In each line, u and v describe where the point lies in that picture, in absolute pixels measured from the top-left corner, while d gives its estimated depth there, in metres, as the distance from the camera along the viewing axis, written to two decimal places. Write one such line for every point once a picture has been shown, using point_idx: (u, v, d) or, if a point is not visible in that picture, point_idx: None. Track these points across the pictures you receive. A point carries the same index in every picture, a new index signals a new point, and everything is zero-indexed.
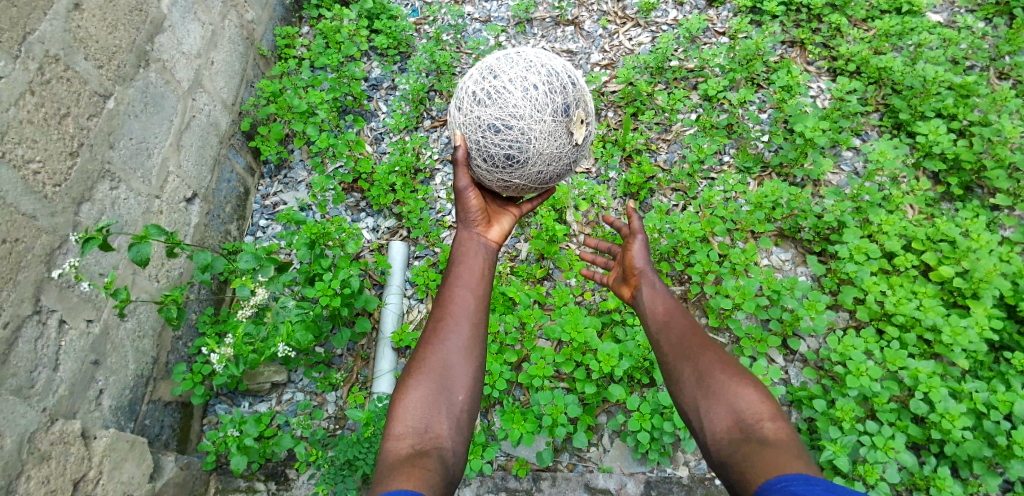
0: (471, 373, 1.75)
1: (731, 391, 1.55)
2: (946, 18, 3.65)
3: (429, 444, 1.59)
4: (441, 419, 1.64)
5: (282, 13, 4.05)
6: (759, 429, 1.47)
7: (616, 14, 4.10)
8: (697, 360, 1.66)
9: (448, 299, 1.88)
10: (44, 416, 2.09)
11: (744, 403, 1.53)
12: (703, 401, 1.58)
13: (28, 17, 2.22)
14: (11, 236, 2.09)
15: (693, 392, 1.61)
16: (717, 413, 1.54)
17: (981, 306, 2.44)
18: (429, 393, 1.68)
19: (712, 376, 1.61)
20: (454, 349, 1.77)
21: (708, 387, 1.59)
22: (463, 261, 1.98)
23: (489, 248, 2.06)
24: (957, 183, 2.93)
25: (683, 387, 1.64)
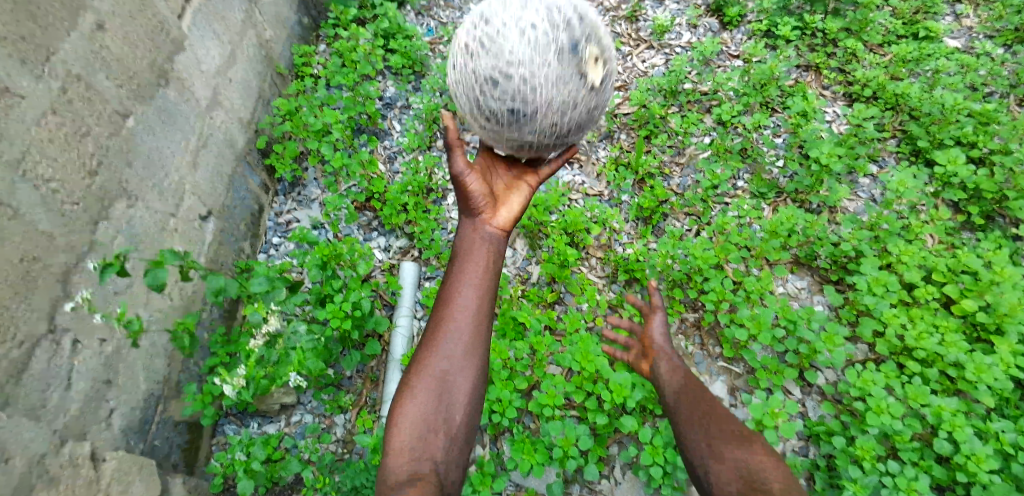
0: (473, 393, 1.84)
1: (735, 454, 1.61)
2: (963, 43, 3.63)
3: (427, 469, 1.68)
4: (440, 438, 1.74)
5: (300, 31, 4.10)
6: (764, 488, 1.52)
7: (630, 36, 4.11)
8: (707, 426, 1.72)
9: (450, 295, 1.94)
10: (54, 438, 2.08)
11: (750, 464, 1.58)
12: (711, 460, 1.64)
13: (52, 38, 2.26)
14: (28, 254, 2.10)
15: (700, 450, 1.68)
16: (724, 475, 1.59)
17: (1005, 342, 2.38)
18: (426, 406, 1.77)
19: (718, 438, 1.67)
20: (454, 368, 1.83)
21: (714, 451, 1.65)
22: (466, 258, 2.00)
23: (494, 236, 2.06)
24: (978, 213, 2.88)
25: (691, 446, 1.72)
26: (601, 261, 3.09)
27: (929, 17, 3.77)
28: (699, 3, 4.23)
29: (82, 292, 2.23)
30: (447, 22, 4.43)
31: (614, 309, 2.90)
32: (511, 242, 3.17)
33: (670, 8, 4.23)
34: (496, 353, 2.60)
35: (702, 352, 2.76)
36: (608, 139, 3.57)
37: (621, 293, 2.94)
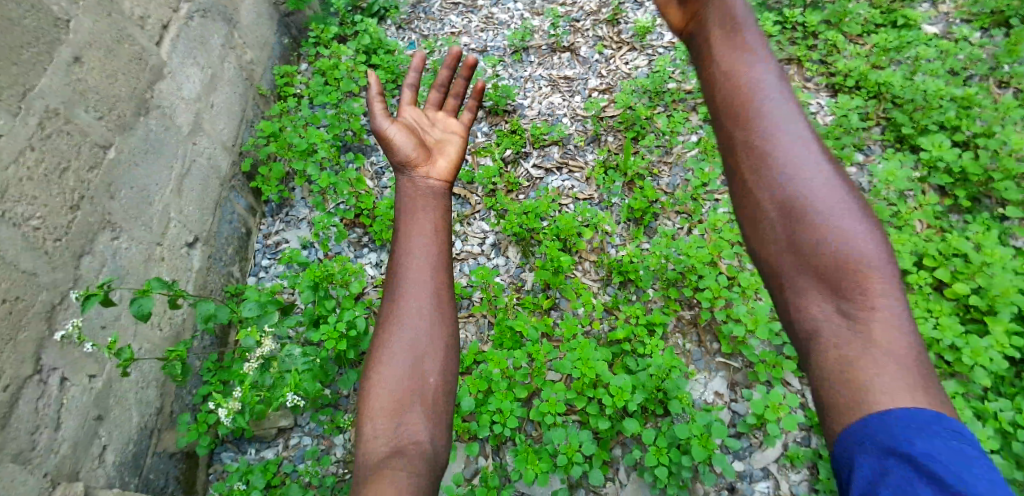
0: (450, 305, 1.46)
1: (837, 215, 1.09)
2: (941, 29, 3.64)
3: (405, 442, 1.30)
4: (418, 409, 1.34)
5: (281, 51, 4.10)
6: (868, 325, 1.04)
7: (612, 39, 4.13)
8: (742, 98, 1.21)
9: (396, 258, 1.49)
10: (46, 481, 2.06)
11: (860, 272, 1.06)
12: (783, 242, 1.11)
13: (29, 74, 2.24)
14: (12, 294, 2.06)
15: (773, 226, 1.13)
16: (796, 263, 1.10)
17: (1000, 323, 2.38)
18: (397, 374, 1.36)
19: (777, 129, 1.17)
20: (421, 312, 1.42)
21: (787, 192, 1.13)
22: (413, 208, 1.55)
23: (438, 190, 1.60)
24: (965, 196, 2.88)
25: (758, 217, 1.15)
26: (595, 264, 3.08)
27: (906, 5, 3.77)
28: None
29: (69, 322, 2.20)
30: (429, 34, 4.41)
31: (610, 312, 2.90)
32: (502, 252, 3.23)
33: (650, 9, 4.24)
34: (494, 364, 2.60)
35: (700, 350, 2.77)
36: (595, 141, 3.62)
37: (616, 295, 2.95)
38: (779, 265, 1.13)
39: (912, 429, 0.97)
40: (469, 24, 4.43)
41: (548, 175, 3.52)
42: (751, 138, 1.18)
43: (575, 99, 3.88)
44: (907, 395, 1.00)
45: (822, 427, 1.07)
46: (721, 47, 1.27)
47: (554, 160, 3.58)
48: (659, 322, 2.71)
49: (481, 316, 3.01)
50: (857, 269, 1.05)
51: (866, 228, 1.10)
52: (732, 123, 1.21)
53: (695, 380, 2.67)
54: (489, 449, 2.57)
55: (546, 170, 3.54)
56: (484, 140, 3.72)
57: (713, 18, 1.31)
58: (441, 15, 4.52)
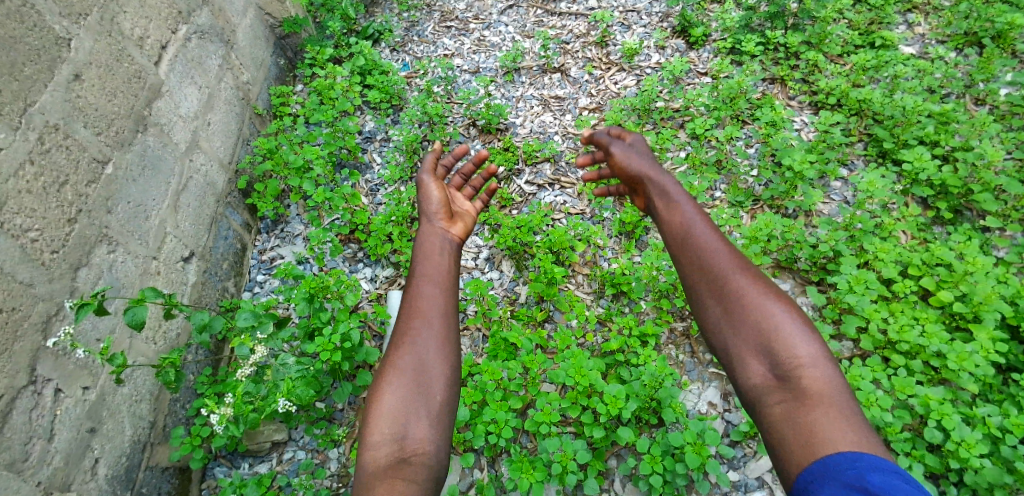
0: (452, 337, 1.74)
1: (766, 308, 1.61)
2: (917, 50, 3.77)
3: (409, 451, 1.55)
4: (420, 422, 1.59)
5: (277, 72, 4.18)
6: (798, 384, 1.49)
7: (601, 60, 4.25)
8: (688, 239, 1.81)
9: (411, 299, 1.80)
10: (38, 492, 2.05)
11: (788, 347, 1.55)
12: (729, 330, 1.63)
13: (30, 89, 2.27)
14: (8, 305, 2.08)
15: (722, 321, 1.66)
16: (742, 344, 1.60)
17: (984, 329, 2.43)
18: (405, 392, 1.63)
19: (715, 254, 1.74)
20: (430, 342, 1.71)
21: (728, 295, 1.66)
22: (426, 259, 1.88)
23: (453, 243, 1.97)
24: (946, 208, 2.96)
25: (710, 316, 1.69)
26: (587, 278, 3.13)
27: (883, 27, 3.92)
28: (666, 25, 4.35)
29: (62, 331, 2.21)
30: (422, 55, 4.51)
31: (603, 324, 2.93)
32: (496, 266, 3.27)
33: (637, 32, 4.36)
34: (489, 375, 2.61)
35: (693, 360, 2.80)
36: (586, 158, 3.69)
37: (609, 307, 2.98)
38: (729, 342, 1.63)
39: (856, 465, 1.32)
40: (462, 46, 4.53)
41: (541, 190, 3.59)
42: (701, 258, 1.75)
43: (566, 117, 3.96)
44: (842, 437, 1.39)
45: (781, 469, 1.44)
46: (668, 205, 1.92)
47: (546, 177, 3.65)
48: (652, 333, 2.74)
49: (476, 329, 3.04)
50: (782, 340, 1.56)
51: (791, 317, 1.60)
52: (682, 258, 1.80)
53: (689, 390, 2.70)
54: (483, 461, 2.58)
55: (539, 186, 3.61)
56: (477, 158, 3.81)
57: (660, 187, 1.96)
58: (435, 38, 4.63)
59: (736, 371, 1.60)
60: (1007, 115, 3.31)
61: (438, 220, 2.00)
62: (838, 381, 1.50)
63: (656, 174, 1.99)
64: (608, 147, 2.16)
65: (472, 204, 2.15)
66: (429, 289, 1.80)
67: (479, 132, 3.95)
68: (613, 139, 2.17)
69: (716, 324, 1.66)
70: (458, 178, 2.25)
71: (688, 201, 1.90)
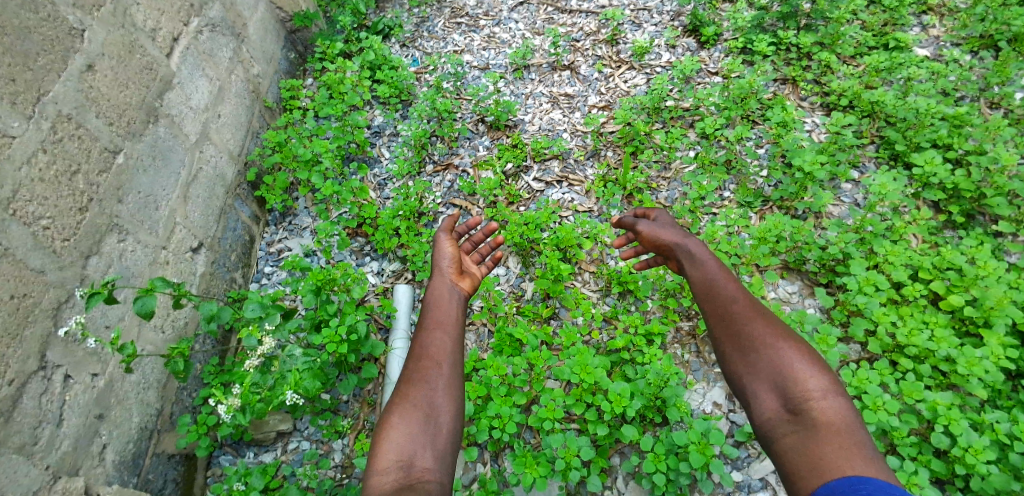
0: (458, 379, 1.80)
1: (778, 349, 1.68)
2: (932, 52, 3.74)
3: (414, 479, 1.58)
4: (425, 453, 1.62)
5: (288, 66, 4.19)
6: (810, 415, 1.55)
7: (611, 58, 4.24)
8: (709, 293, 1.90)
9: (418, 344, 1.86)
10: (47, 475, 2.08)
11: (800, 382, 1.61)
12: (745, 372, 1.70)
13: (43, 79, 2.29)
14: (19, 292, 2.10)
15: (739, 365, 1.72)
16: (758, 384, 1.66)
17: (994, 334, 2.41)
18: (411, 425, 1.66)
19: (735, 303, 1.82)
20: (438, 382, 1.76)
21: (744, 340, 1.74)
22: (435, 309, 1.96)
23: (460, 296, 2.02)
24: (958, 212, 2.94)
25: (729, 361, 1.76)
26: (594, 275, 3.13)
27: (898, 29, 3.88)
28: (677, 24, 4.32)
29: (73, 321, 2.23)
30: (432, 51, 4.50)
31: (609, 322, 2.93)
32: (503, 262, 3.26)
33: (649, 30, 4.34)
34: (494, 371, 2.61)
35: (698, 360, 2.79)
36: (594, 156, 3.69)
37: (615, 305, 2.98)
38: (744, 382, 1.70)
39: (865, 488, 1.35)
40: (472, 43, 4.53)
41: (549, 187, 3.59)
42: (719, 306, 1.84)
43: (575, 115, 3.95)
44: (852, 463, 1.43)
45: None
46: (694, 263, 2.02)
47: (554, 174, 3.64)
48: (658, 331, 2.73)
49: (481, 324, 3.04)
50: (796, 377, 1.62)
51: (804, 356, 1.66)
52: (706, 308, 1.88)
53: (693, 390, 2.69)
54: (487, 456, 2.58)
55: (547, 183, 3.60)
56: (485, 154, 3.81)
57: (687, 249, 2.07)
58: (445, 34, 4.63)
59: (752, 410, 1.66)
60: (1022, 119, 3.27)
61: (448, 275, 2.06)
62: (850, 413, 1.55)
63: (683, 239, 2.10)
64: (636, 226, 2.32)
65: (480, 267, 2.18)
66: (442, 334, 1.87)
67: (488, 128, 3.95)
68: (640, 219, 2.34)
69: (733, 366, 1.73)
70: (467, 244, 2.30)
71: (712, 259, 2.00)
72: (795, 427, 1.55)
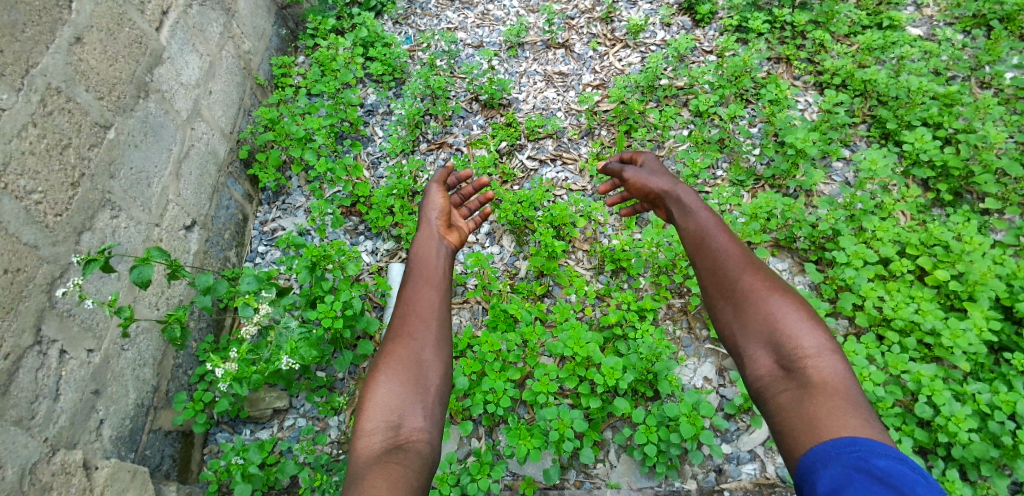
0: (447, 337, 1.82)
1: (771, 304, 1.71)
2: (925, 32, 3.74)
3: (403, 439, 1.60)
4: (416, 413, 1.65)
5: (279, 43, 4.15)
6: (804, 375, 1.57)
7: (606, 36, 4.21)
8: (701, 245, 1.93)
9: (408, 299, 1.88)
10: (46, 446, 2.09)
11: (794, 340, 1.63)
12: (738, 327, 1.73)
13: (31, 51, 2.26)
14: (13, 266, 2.09)
15: (732, 320, 1.76)
16: (752, 340, 1.69)
17: (978, 308, 2.46)
18: (401, 385, 1.68)
19: (728, 257, 1.85)
20: (428, 340, 1.78)
21: (737, 295, 1.77)
22: (424, 264, 1.97)
23: (449, 250, 2.06)
24: (947, 190, 2.97)
25: (722, 315, 1.79)
26: (587, 253, 3.15)
27: (892, 7, 3.88)
28: (671, 2, 4.30)
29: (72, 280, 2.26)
30: (425, 28, 4.46)
31: (602, 299, 2.96)
32: (497, 240, 3.27)
33: (643, 8, 4.32)
34: (488, 346, 2.65)
35: (689, 336, 2.83)
36: (588, 135, 3.69)
37: (608, 283, 3.01)
38: (737, 338, 1.74)
39: (858, 449, 1.37)
40: (465, 20, 4.48)
41: (543, 166, 3.59)
42: (714, 261, 1.87)
43: (569, 94, 3.94)
44: (844, 421, 1.46)
45: (786, 454, 1.51)
46: (685, 214, 2.05)
47: (548, 153, 3.65)
48: (650, 307, 2.77)
49: (476, 302, 3.07)
50: (790, 334, 1.64)
51: (798, 311, 1.69)
52: (697, 260, 1.92)
53: (685, 365, 2.74)
54: (482, 430, 2.63)
55: (541, 161, 3.61)
56: (479, 133, 3.81)
57: (678, 199, 2.10)
58: (438, 11, 4.58)
59: (745, 365, 1.69)
60: (1011, 99, 3.30)
61: (435, 227, 2.10)
62: (842, 371, 1.57)
63: (674, 187, 2.15)
64: (624, 173, 2.38)
65: (467, 222, 2.24)
66: (432, 289, 1.90)
67: (482, 107, 3.94)
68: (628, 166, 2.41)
69: (727, 322, 1.77)
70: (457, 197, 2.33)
71: (704, 208, 2.03)
72: (789, 383, 1.58)
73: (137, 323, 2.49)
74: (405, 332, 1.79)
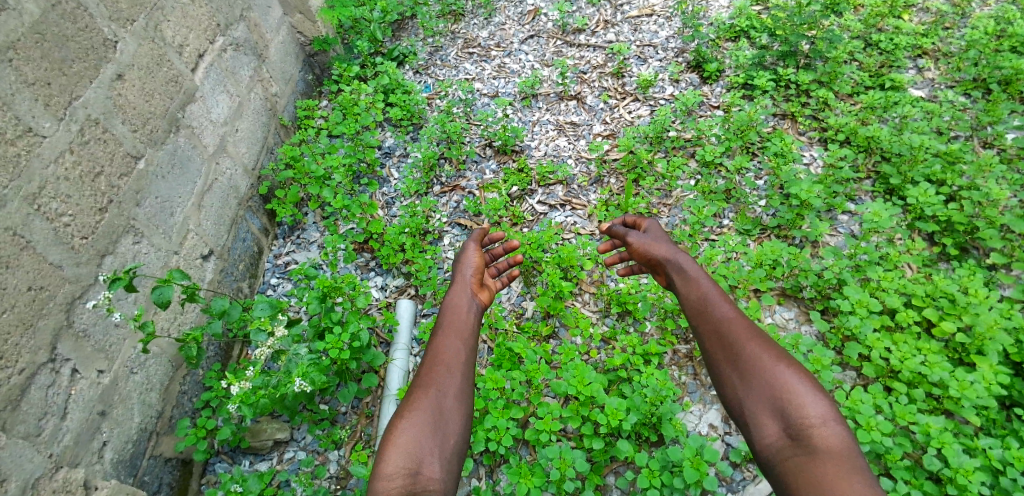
0: (470, 387, 1.91)
1: (776, 371, 1.78)
2: (927, 93, 3.87)
3: (422, 486, 1.67)
4: (433, 461, 1.72)
5: (304, 87, 4.35)
6: (809, 442, 1.64)
7: (616, 90, 4.38)
8: (705, 314, 2.01)
9: (437, 352, 1.97)
10: (50, 463, 2.12)
11: (797, 407, 1.70)
12: (742, 392, 1.80)
13: (76, 85, 2.41)
14: (36, 284, 2.17)
15: (736, 385, 1.83)
16: (757, 405, 1.76)
17: (986, 362, 2.44)
18: (421, 432, 1.76)
19: (732, 324, 1.93)
20: (449, 390, 1.87)
21: (742, 363, 1.84)
22: (453, 315, 2.10)
23: (478, 306, 2.17)
24: (952, 244, 3.00)
25: (726, 379, 1.86)
26: (594, 296, 3.19)
27: (893, 70, 4.03)
28: (681, 60, 4.48)
29: (95, 298, 2.33)
30: (444, 78, 4.67)
31: (607, 342, 2.97)
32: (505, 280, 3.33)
33: (653, 65, 4.50)
34: (492, 384, 2.65)
35: (695, 382, 2.82)
36: (597, 183, 3.79)
37: (614, 325, 3.03)
38: (742, 403, 1.80)
39: None
40: (483, 72, 4.69)
41: (552, 210, 3.68)
42: (719, 326, 1.95)
43: (580, 143, 4.07)
44: (847, 489, 1.53)
45: None
46: (686, 280, 2.14)
47: (558, 198, 3.74)
48: (656, 352, 2.77)
49: (482, 341, 3.08)
50: (795, 400, 1.71)
51: (801, 380, 1.76)
52: (701, 327, 2.00)
53: (690, 411, 2.71)
54: (482, 470, 2.60)
55: (550, 206, 3.70)
56: (492, 178, 3.92)
57: (678, 265, 2.19)
58: (457, 62, 4.80)
59: (751, 431, 1.76)
60: (1014, 158, 3.36)
61: (468, 284, 2.21)
62: (845, 439, 1.64)
63: (675, 254, 2.22)
64: (628, 237, 2.39)
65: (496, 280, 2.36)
66: (455, 341, 2.00)
67: (495, 153, 4.06)
68: (632, 230, 2.41)
69: (731, 385, 1.84)
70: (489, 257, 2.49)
71: (704, 275, 2.13)
72: (794, 448, 1.65)
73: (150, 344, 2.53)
74: (426, 383, 1.87)
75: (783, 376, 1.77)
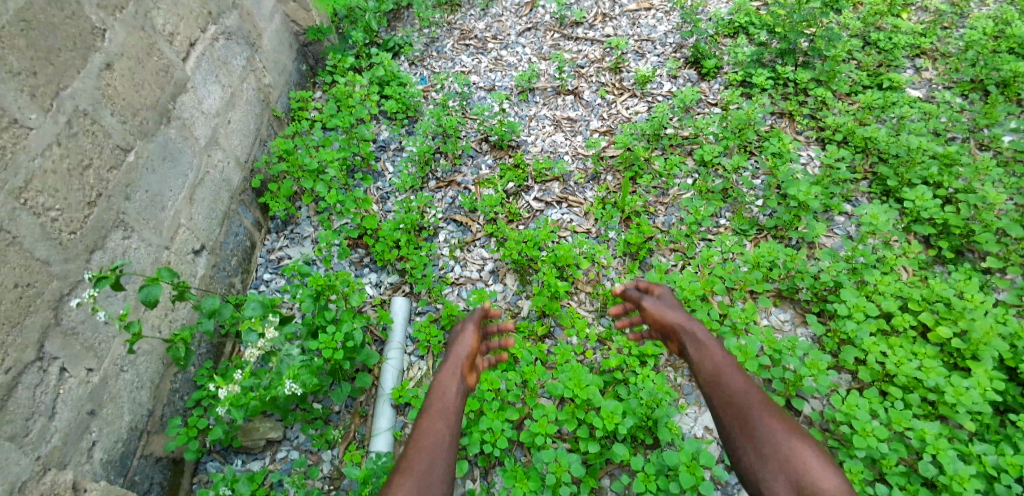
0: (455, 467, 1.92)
1: (792, 447, 1.82)
2: (924, 94, 3.86)
3: None
4: None
5: (298, 78, 4.28)
6: None
7: (614, 85, 4.34)
8: (719, 384, 2.07)
9: (425, 428, 1.98)
10: (37, 465, 2.08)
11: (814, 484, 1.74)
12: (758, 465, 1.84)
13: (63, 74, 2.34)
14: (23, 281, 2.12)
15: (751, 458, 1.87)
16: (774, 480, 1.79)
17: (982, 367, 2.45)
18: None
19: (747, 396, 1.98)
20: (434, 470, 1.86)
21: (757, 436, 1.88)
22: (444, 389, 2.10)
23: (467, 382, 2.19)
24: (948, 247, 3.00)
25: (741, 452, 1.90)
26: (590, 295, 3.17)
27: (891, 69, 4.02)
28: (679, 56, 4.44)
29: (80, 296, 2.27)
30: (440, 71, 4.61)
31: (603, 343, 2.96)
32: (501, 279, 3.33)
33: (651, 60, 4.46)
34: (487, 384, 2.64)
35: (691, 384, 2.81)
36: (594, 180, 3.76)
37: (610, 326, 3.01)
38: (757, 475, 1.84)
39: None
40: (479, 64, 4.63)
41: (549, 207, 3.65)
42: (734, 396, 2.00)
43: (577, 139, 4.04)
44: None
45: None
46: (699, 349, 2.20)
47: (555, 194, 3.71)
48: (652, 353, 2.75)
49: None
50: (812, 476, 1.76)
51: (816, 457, 1.80)
52: (714, 398, 2.05)
53: (685, 413, 2.71)
54: (476, 471, 2.60)
55: (547, 203, 3.67)
56: (487, 173, 3.88)
57: (693, 334, 2.25)
58: (453, 55, 4.73)
59: None
60: (1010, 161, 3.36)
61: (464, 358, 2.24)
62: None
63: (690, 324, 2.29)
64: (642, 300, 2.47)
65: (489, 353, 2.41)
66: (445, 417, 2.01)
67: (491, 148, 4.02)
68: (646, 294, 2.50)
69: (746, 458, 1.87)
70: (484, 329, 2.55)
71: (717, 346, 2.19)
72: None
73: (139, 342, 2.49)
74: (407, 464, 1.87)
75: (798, 451, 1.82)
